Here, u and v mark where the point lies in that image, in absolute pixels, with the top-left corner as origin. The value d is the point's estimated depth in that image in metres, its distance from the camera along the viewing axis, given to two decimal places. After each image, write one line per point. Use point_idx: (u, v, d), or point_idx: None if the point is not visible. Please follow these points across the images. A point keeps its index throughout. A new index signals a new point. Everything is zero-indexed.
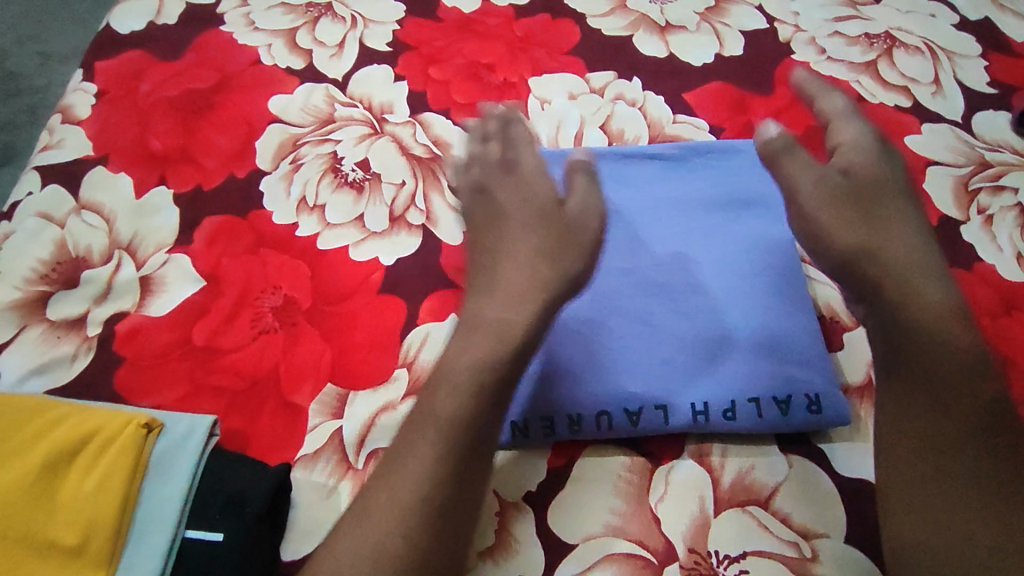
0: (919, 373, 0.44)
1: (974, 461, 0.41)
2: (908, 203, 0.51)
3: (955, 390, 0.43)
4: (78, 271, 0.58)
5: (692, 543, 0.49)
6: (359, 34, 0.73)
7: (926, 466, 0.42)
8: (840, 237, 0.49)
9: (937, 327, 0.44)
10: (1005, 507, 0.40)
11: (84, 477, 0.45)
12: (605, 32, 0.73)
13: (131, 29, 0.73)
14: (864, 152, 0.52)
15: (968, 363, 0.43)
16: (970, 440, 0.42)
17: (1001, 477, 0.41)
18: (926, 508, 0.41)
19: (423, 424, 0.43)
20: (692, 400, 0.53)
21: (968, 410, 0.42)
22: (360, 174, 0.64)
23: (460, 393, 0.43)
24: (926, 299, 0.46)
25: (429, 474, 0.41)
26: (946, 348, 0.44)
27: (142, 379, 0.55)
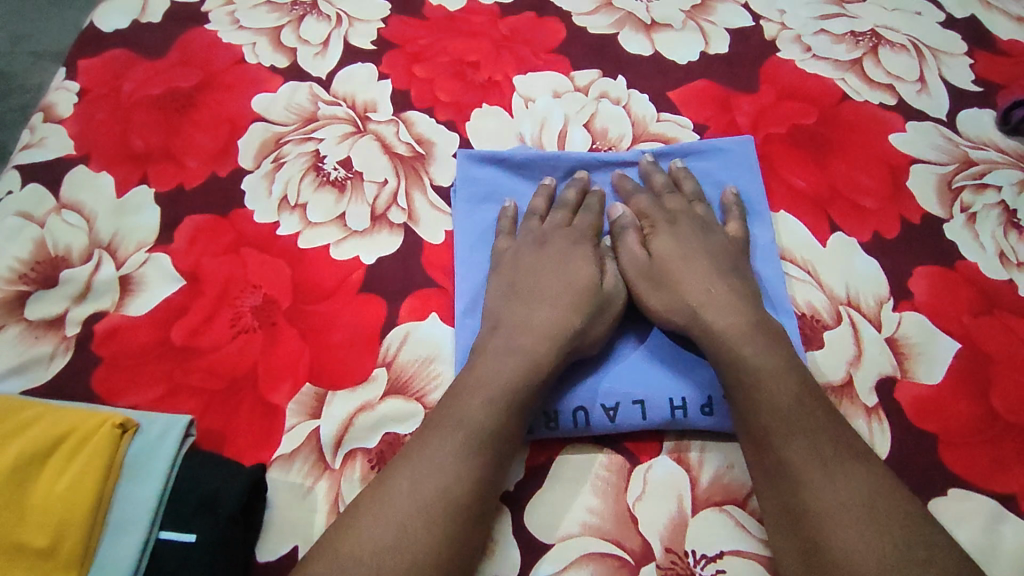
0: (734, 395, 0.50)
1: (815, 442, 0.46)
2: (709, 257, 0.56)
3: (776, 388, 0.48)
4: (57, 270, 0.58)
5: (669, 543, 0.49)
6: (343, 32, 0.72)
7: (769, 463, 0.47)
8: (654, 299, 0.55)
9: (740, 344, 0.50)
10: (848, 476, 0.44)
11: (57, 477, 0.45)
12: (590, 30, 0.73)
13: (114, 28, 0.72)
14: (662, 232, 0.59)
15: (776, 368, 0.49)
16: (800, 433, 0.46)
17: (835, 454, 0.45)
18: (784, 495, 0.45)
19: (449, 428, 0.47)
20: (671, 396, 0.53)
21: (793, 402, 0.47)
22: (342, 173, 0.63)
23: (484, 406, 0.48)
24: (729, 324, 0.51)
25: (454, 473, 0.45)
26: (760, 358, 0.49)
27: (119, 380, 0.54)
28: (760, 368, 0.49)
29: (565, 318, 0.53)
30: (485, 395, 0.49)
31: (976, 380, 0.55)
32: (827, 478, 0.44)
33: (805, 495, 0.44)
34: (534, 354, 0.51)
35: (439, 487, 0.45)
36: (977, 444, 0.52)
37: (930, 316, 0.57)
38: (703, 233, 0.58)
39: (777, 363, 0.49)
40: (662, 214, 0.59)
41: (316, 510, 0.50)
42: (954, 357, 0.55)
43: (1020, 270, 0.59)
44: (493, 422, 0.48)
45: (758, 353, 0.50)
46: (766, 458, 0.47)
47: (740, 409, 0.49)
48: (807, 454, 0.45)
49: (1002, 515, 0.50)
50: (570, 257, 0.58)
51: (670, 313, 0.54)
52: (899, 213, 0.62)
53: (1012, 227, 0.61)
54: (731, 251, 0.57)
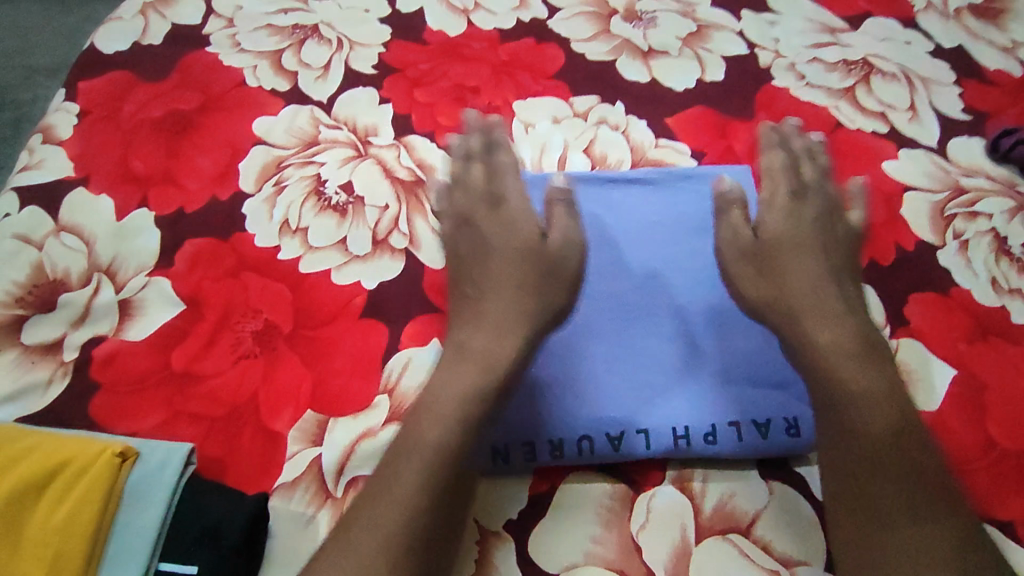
0: (829, 407, 0.48)
1: (897, 480, 0.45)
2: (816, 248, 0.56)
3: (871, 416, 0.47)
4: (55, 294, 0.58)
5: (674, 572, 0.49)
6: (344, 56, 0.73)
7: (850, 487, 0.46)
8: (752, 286, 0.55)
9: (841, 362, 0.49)
10: (933, 519, 0.43)
11: (55, 507, 0.44)
12: (589, 57, 0.74)
13: (115, 49, 0.73)
14: (776, 217, 0.58)
15: (878, 392, 0.48)
16: (888, 469, 0.45)
17: (931, 494, 0.44)
18: (857, 524, 0.45)
19: (407, 447, 0.46)
20: (674, 425, 0.53)
21: (890, 430, 0.46)
22: (344, 198, 0.64)
23: (439, 426, 0.46)
24: (831, 336, 0.51)
25: (413, 496, 0.44)
26: (858, 377, 0.48)
27: (118, 406, 0.54)
28: (865, 391, 0.48)
29: (522, 309, 0.53)
30: (443, 411, 0.47)
31: (973, 406, 0.55)
32: (912, 515, 0.44)
33: (882, 525, 0.44)
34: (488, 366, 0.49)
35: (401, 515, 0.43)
36: (974, 471, 0.53)
37: (926, 342, 0.58)
38: (823, 226, 0.57)
39: (880, 390, 0.48)
40: (787, 182, 0.60)
41: (319, 540, 0.49)
42: (951, 383, 0.56)
43: (1012, 296, 0.60)
44: (448, 440, 0.46)
45: (859, 372, 0.48)
46: (848, 482, 0.46)
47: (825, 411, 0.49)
48: (890, 490, 0.45)
49: (1000, 542, 0.50)
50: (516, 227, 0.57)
51: (770, 297, 0.54)
52: (894, 239, 0.63)
53: (1004, 254, 0.62)
54: (847, 243, 0.57)
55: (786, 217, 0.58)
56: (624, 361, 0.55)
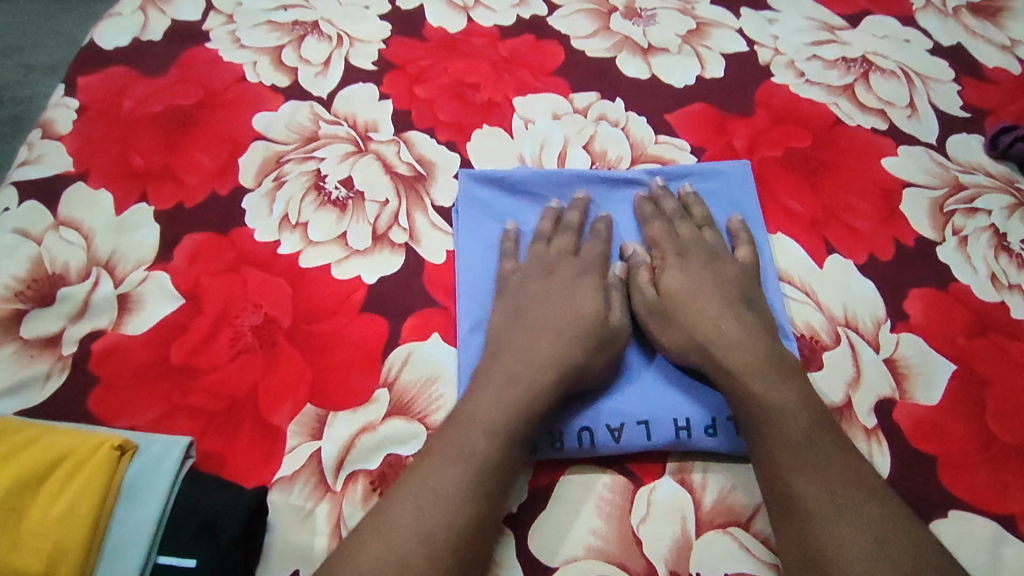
0: (752, 436, 0.50)
1: (822, 488, 0.46)
2: (718, 293, 0.56)
3: (784, 437, 0.48)
4: (53, 288, 0.58)
5: (674, 565, 0.49)
6: (344, 52, 0.73)
7: (781, 501, 0.47)
8: (668, 339, 0.55)
9: (754, 383, 0.50)
10: (857, 515, 0.45)
11: (53, 501, 0.44)
12: (588, 54, 0.74)
13: (114, 45, 0.73)
14: (672, 268, 0.59)
15: (783, 410, 0.49)
16: (806, 468, 0.47)
17: (846, 486, 0.46)
18: (796, 535, 0.46)
19: (446, 457, 0.47)
20: (675, 417, 0.53)
21: (801, 444, 0.48)
22: (343, 193, 0.63)
23: (485, 437, 0.48)
24: (742, 362, 0.51)
25: (455, 503, 0.46)
26: (765, 400, 0.50)
27: (116, 400, 0.54)
28: (775, 406, 0.49)
29: (568, 351, 0.53)
30: (486, 427, 0.49)
31: (972, 400, 0.55)
32: (838, 515, 0.45)
33: (814, 530, 0.45)
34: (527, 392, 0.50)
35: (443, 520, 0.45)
36: (973, 465, 0.53)
37: (926, 337, 0.58)
38: (711, 262, 0.59)
39: (792, 404, 0.49)
40: (672, 246, 0.60)
41: (318, 534, 0.49)
42: (950, 377, 0.56)
43: (1011, 292, 0.60)
44: (490, 451, 0.48)
45: (771, 391, 0.50)
46: (777, 490, 0.48)
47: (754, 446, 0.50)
48: (807, 496, 0.46)
49: (998, 535, 0.50)
50: (576, 291, 0.57)
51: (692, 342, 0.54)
52: (893, 236, 0.63)
53: (1003, 250, 0.62)
54: (742, 277, 0.58)
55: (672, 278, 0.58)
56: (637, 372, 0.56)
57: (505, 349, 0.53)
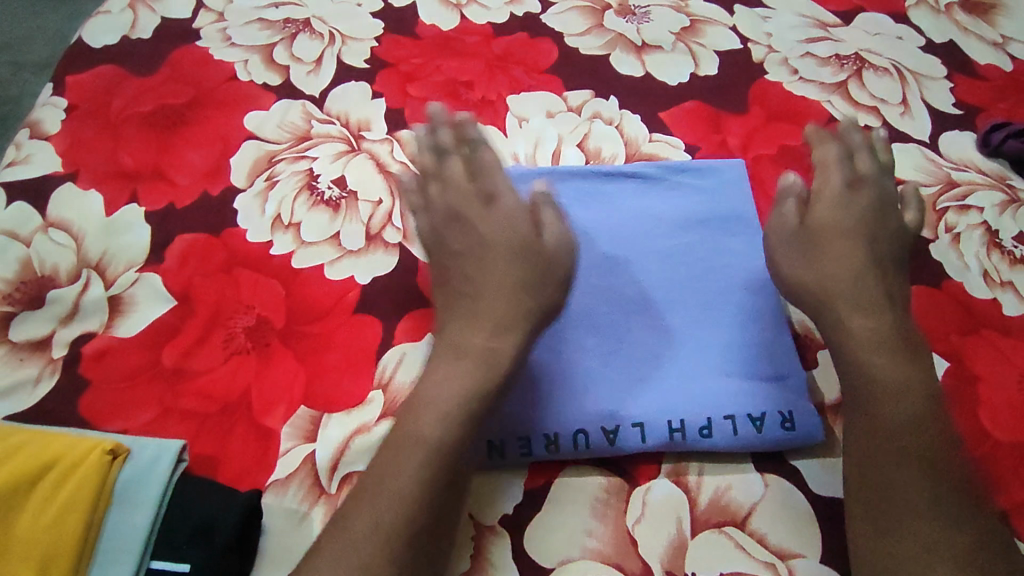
0: (857, 411, 0.47)
1: (903, 470, 0.43)
2: (867, 250, 0.53)
3: (887, 411, 0.45)
4: (43, 291, 0.57)
5: (670, 565, 0.49)
6: (336, 50, 0.72)
7: (865, 477, 0.44)
8: (796, 271, 0.54)
9: (873, 353, 0.47)
10: (942, 507, 0.41)
11: (43, 506, 0.43)
12: (582, 51, 0.74)
13: (103, 43, 0.72)
14: (826, 200, 0.55)
15: (902, 385, 0.46)
16: (912, 462, 0.43)
17: (950, 491, 0.42)
18: (875, 524, 0.43)
19: (405, 444, 0.45)
20: (670, 419, 0.53)
21: (913, 426, 0.44)
22: (336, 192, 0.63)
23: (439, 422, 0.46)
24: (863, 326, 0.49)
25: (410, 494, 0.43)
26: (882, 369, 0.47)
27: (107, 403, 0.53)
28: (888, 383, 0.46)
29: (515, 304, 0.51)
30: (444, 410, 0.46)
31: (964, 397, 0.56)
32: (924, 503, 0.42)
33: (894, 509, 0.43)
34: (475, 365, 0.48)
35: (395, 508, 0.43)
36: None
37: (919, 335, 0.58)
38: (880, 208, 0.55)
39: (908, 386, 0.46)
40: (842, 173, 0.56)
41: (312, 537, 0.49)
42: (944, 375, 0.56)
43: (1004, 289, 0.60)
44: (442, 435, 0.45)
45: (886, 365, 0.47)
46: (869, 475, 0.44)
47: (854, 414, 0.47)
48: (902, 492, 0.43)
49: None
50: (494, 235, 0.55)
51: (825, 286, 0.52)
52: None
53: (995, 247, 0.62)
54: (903, 236, 0.54)
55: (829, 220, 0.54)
56: (618, 358, 0.55)
57: (449, 319, 0.53)
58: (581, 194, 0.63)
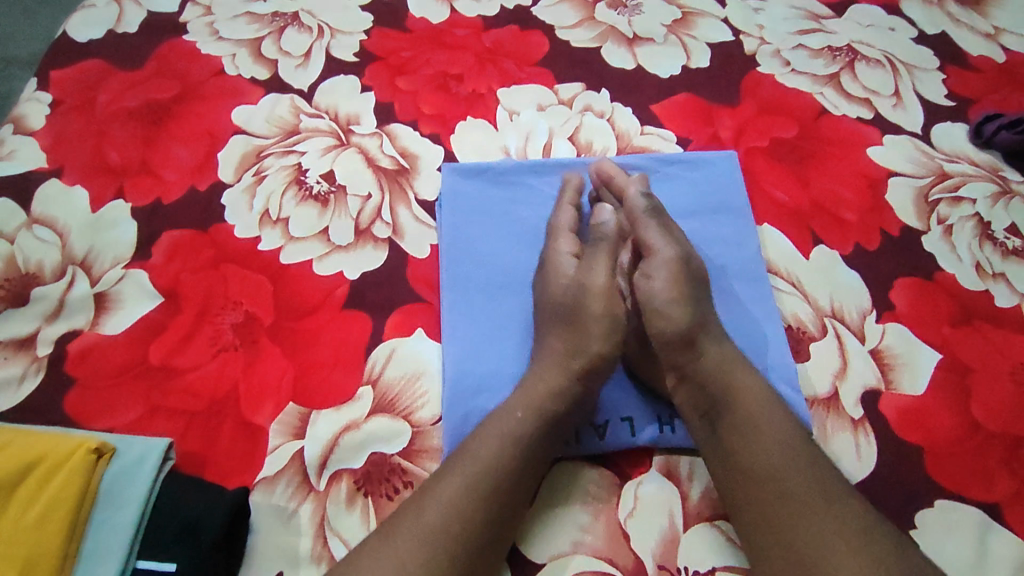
0: (730, 435, 0.46)
1: (790, 497, 0.43)
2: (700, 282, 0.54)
3: (757, 435, 0.45)
4: (27, 288, 0.56)
5: (661, 560, 0.49)
6: (325, 44, 0.71)
7: (756, 505, 0.44)
8: (671, 313, 0.51)
9: (734, 377, 0.48)
10: (840, 516, 0.42)
11: (27, 506, 0.43)
12: (573, 44, 0.73)
13: (88, 37, 0.71)
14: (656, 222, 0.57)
15: (762, 406, 0.47)
16: (795, 474, 0.44)
17: (830, 492, 0.43)
18: (779, 545, 0.42)
19: (459, 465, 0.45)
20: (658, 413, 0.54)
21: (786, 448, 0.45)
22: (325, 187, 0.62)
23: (496, 439, 0.47)
24: (713, 359, 0.50)
25: (461, 508, 0.43)
26: (746, 395, 0.47)
27: (93, 401, 0.53)
28: (752, 401, 0.47)
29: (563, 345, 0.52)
30: (505, 435, 0.47)
31: (956, 389, 0.55)
32: (826, 515, 0.42)
33: (796, 539, 0.41)
34: (541, 393, 0.49)
35: (441, 518, 0.42)
36: (958, 454, 0.53)
37: (911, 327, 0.58)
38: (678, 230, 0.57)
39: (767, 403, 0.47)
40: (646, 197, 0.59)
41: (301, 535, 0.49)
42: (935, 367, 0.56)
43: (996, 280, 0.60)
44: (499, 456, 0.46)
45: (744, 387, 0.48)
46: (759, 499, 0.44)
47: (728, 447, 0.46)
48: (793, 508, 0.42)
49: (980, 521, 0.51)
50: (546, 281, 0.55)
51: (688, 320, 0.51)
52: (879, 225, 0.63)
53: (987, 238, 0.62)
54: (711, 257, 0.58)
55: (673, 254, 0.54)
56: None
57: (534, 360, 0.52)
58: None
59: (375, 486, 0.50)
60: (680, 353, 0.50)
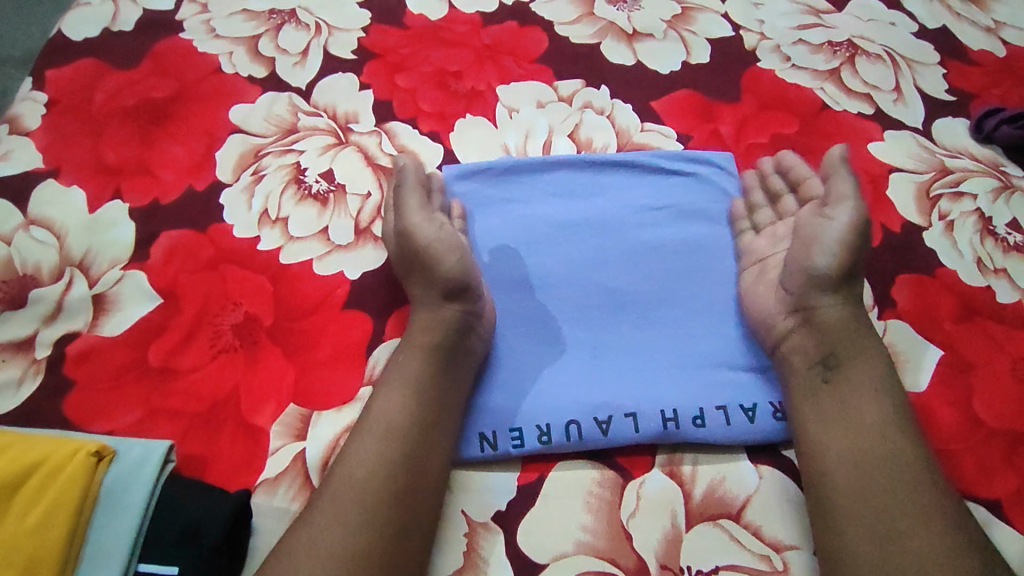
0: (843, 394, 0.50)
1: (890, 454, 0.47)
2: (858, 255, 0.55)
3: (871, 394, 0.49)
4: (25, 290, 0.56)
5: (664, 559, 0.49)
6: (322, 41, 0.71)
7: (856, 457, 0.47)
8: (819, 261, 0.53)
9: (856, 341, 0.51)
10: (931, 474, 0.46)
11: (26, 511, 0.43)
12: (572, 40, 0.73)
13: (83, 36, 0.70)
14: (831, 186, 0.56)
15: (877, 372, 0.50)
16: (898, 435, 0.47)
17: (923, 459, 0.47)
18: (870, 497, 0.46)
19: (368, 428, 0.48)
20: (662, 408, 0.53)
21: (887, 412, 0.48)
22: (324, 186, 0.62)
23: (397, 393, 0.49)
24: (838, 318, 0.52)
25: (376, 464, 0.46)
26: (864, 357, 0.51)
27: (93, 404, 0.52)
28: (866, 366, 0.50)
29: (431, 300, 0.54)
30: (404, 391, 0.49)
31: (959, 385, 0.55)
32: (923, 477, 0.46)
33: (889, 486, 0.46)
34: (429, 340, 0.52)
35: (366, 477, 0.45)
36: (961, 450, 0.53)
37: (913, 323, 0.58)
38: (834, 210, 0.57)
39: (879, 370, 0.50)
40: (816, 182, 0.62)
41: None
42: (937, 363, 0.56)
43: (997, 276, 0.60)
44: (404, 415, 0.48)
45: (862, 352, 0.51)
46: (863, 453, 0.47)
47: (840, 402, 0.49)
48: (893, 465, 0.46)
49: (983, 517, 0.51)
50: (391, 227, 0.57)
51: (843, 269, 0.53)
52: (880, 221, 0.63)
53: (988, 234, 0.62)
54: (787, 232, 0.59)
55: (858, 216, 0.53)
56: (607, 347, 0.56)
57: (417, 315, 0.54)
58: (568, 188, 0.63)
59: None
60: (813, 300, 0.53)
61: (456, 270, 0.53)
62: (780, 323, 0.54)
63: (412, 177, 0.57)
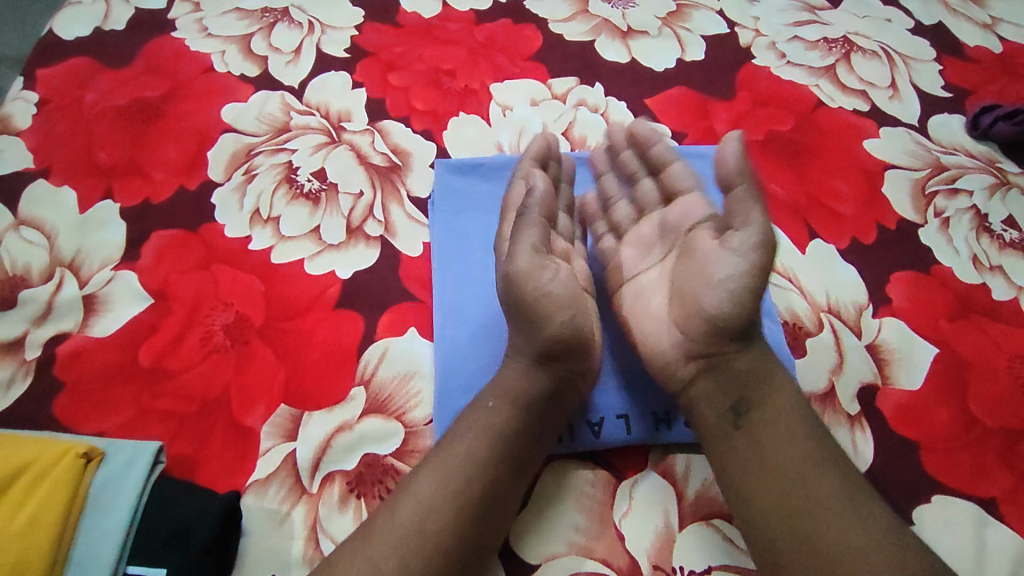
0: (755, 442, 0.47)
1: (814, 497, 0.44)
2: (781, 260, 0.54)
3: (787, 434, 0.47)
4: (14, 290, 0.55)
5: (656, 559, 0.48)
6: (315, 40, 0.71)
7: (782, 510, 0.44)
8: (717, 301, 0.50)
9: (764, 381, 0.49)
10: (863, 518, 0.43)
11: (14, 514, 0.42)
12: (566, 38, 0.72)
13: (75, 35, 0.70)
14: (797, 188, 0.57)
15: (786, 412, 0.48)
16: (817, 474, 0.45)
17: (849, 494, 0.44)
18: (805, 546, 0.43)
19: (439, 466, 0.46)
20: (653, 410, 0.54)
21: (799, 451, 0.46)
22: (316, 185, 0.62)
23: (480, 436, 0.47)
24: (743, 361, 0.50)
25: (440, 507, 0.44)
26: (776, 394, 0.49)
27: (82, 405, 0.52)
28: (774, 407, 0.48)
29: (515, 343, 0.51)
30: (484, 434, 0.47)
31: (954, 383, 0.55)
32: (853, 517, 0.43)
33: (818, 540, 0.43)
34: (524, 389, 0.50)
35: (429, 518, 0.44)
36: (956, 448, 0.53)
37: (908, 321, 0.58)
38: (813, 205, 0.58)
39: (793, 409, 0.48)
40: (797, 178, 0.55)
41: (293, 538, 0.48)
42: (932, 361, 0.56)
43: (993, 273, 0.60)
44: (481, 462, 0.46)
45: (766, 393, 0.49)
46: (784, 503, 0.44)
47: (756, 449, 0.47)
48: (818, 510, 0.44)
49: (978, 516, 0.50)
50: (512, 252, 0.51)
51: (743, 312, 0.50)
52: (876, 219, 0.63)
53: (984, 231, 0.62)
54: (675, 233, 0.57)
55: (761, 243, 0.49)
56: (601, 347, 0.56)
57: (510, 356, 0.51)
58: None
59: (368, 488, 0.50)
60: (716, 345, 0.51)
61: (569, 326, 0.50)
62: (682, 370, 0.52)
63: (537, 207, 0.53)
